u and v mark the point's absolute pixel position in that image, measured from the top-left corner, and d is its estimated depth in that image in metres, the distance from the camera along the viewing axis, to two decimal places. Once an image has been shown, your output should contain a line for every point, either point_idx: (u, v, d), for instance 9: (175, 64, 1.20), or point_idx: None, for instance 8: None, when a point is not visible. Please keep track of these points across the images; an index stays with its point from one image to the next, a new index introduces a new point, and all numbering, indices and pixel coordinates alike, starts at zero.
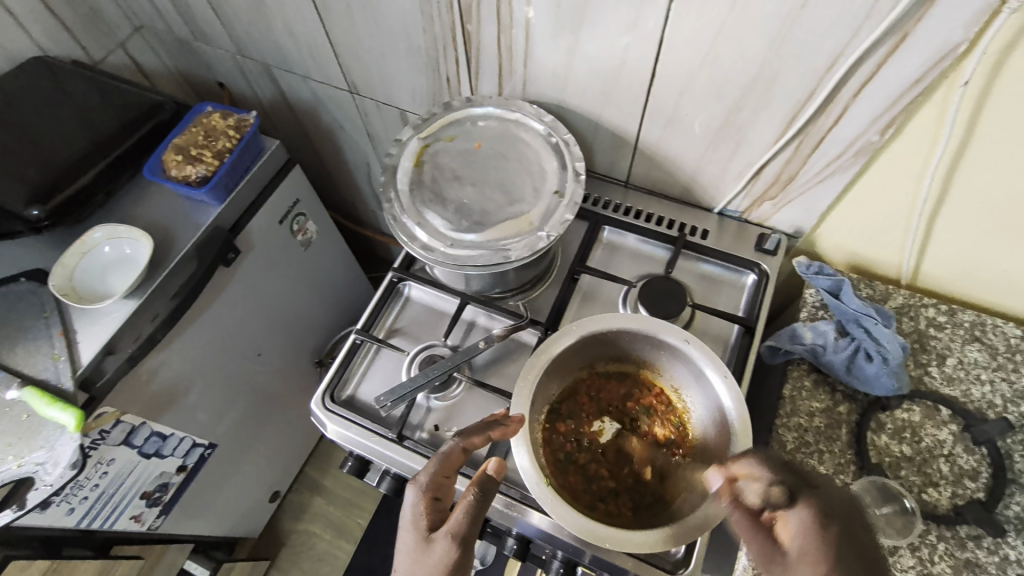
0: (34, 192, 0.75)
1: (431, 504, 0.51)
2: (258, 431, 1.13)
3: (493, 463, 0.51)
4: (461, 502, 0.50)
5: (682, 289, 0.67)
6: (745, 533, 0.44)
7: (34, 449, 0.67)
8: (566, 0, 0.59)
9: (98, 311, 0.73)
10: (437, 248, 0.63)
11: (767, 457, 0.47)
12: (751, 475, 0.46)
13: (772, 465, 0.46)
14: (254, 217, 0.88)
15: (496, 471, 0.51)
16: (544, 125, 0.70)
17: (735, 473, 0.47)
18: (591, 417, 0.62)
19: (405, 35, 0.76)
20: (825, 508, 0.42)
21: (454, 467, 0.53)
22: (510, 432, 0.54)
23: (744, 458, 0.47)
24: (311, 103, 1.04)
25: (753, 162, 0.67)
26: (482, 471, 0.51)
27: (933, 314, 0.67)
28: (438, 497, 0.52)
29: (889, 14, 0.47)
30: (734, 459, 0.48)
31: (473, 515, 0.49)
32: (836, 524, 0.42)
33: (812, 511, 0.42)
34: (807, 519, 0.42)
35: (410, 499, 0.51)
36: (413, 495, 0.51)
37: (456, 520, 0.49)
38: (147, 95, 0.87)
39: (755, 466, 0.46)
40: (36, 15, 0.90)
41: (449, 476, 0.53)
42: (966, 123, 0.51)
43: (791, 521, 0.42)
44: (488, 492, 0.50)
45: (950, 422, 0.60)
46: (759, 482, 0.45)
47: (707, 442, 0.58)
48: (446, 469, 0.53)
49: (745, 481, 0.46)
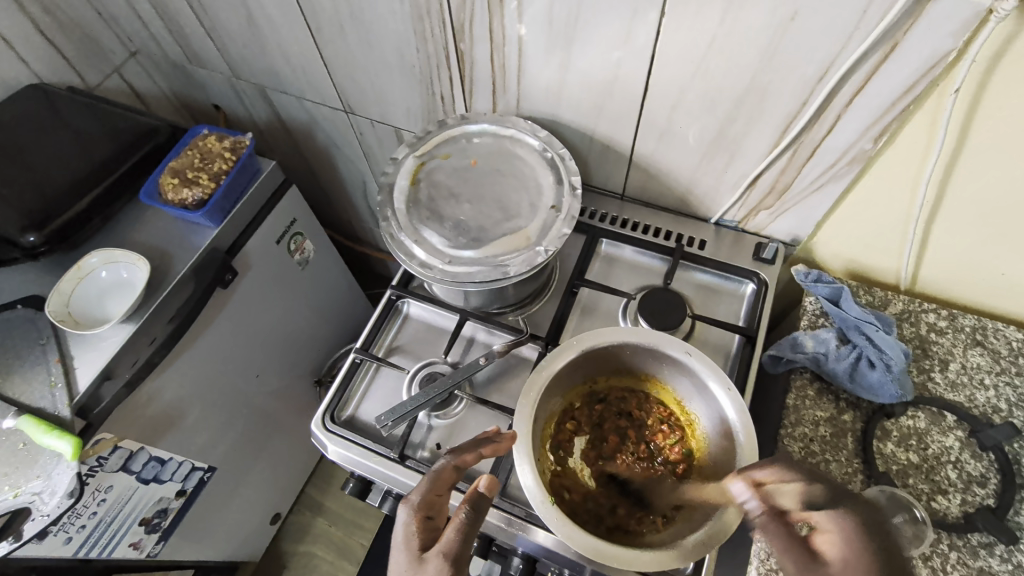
0: (31, 218, 0.75)
1: (423, 523, 0.51)
2: (257, 453, 1.12)
3: (485, 480, 0.51)
4: (454, 519, 0.49)
5: (681, 300, 0.67)
6: (778, 541, 0.43)
7: (31, 478, 0.66)
8: (558, 17, 0.60)
9: (95, 337, 0.72)
10: (435, 266, 0.62)
11: (793, 463, 0.46)
12: (781, 481, 0.45)
13: (803, 471, 0.45)
14: (251, 237, 0.88)
15: (489, 487, 0.51)
16: (540, 140, 0.70)
17: (763, 479, 0.46)
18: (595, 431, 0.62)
19: (398, 55, 0.76)
20: (861, 518, 0.42)
21: (446, 486, 0.53)
22: (502, 448, 0.54)
23: (771, 463, 0.46)
24: (305, 123, 1.05)
25: (748, 172, 0.67)
26: (474, 488, 0.51)
27: (934, 319, 0.67)
28: (431, 516, 0.51)
29: (879, 24, 0.48)
30: (761, 465, 0.47)
31: (466, 533, 0.49)
32: (874, 530, 0.42)
33: (849, 519, 0.42)
34: (846, 526, 0.42)
35: (403, 518, 0.51)
36: (405, 514, 0.50)
37: (449, 537, 0.48)
38: (143, 119, 0.87)
39: (784, 471, 0.45)
40: (32, 43, 0.91)
41: (441, 495, 0.53)
42: (958, 130, 0.52)
43: (828, 531, 0.43)
44: (481, 509, 0.50)
45: (956, 428, 0.60)
46: (790, 486, 0.45)
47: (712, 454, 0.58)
48: (438, 487, 0.52)
49: (776, 488, 0.45)
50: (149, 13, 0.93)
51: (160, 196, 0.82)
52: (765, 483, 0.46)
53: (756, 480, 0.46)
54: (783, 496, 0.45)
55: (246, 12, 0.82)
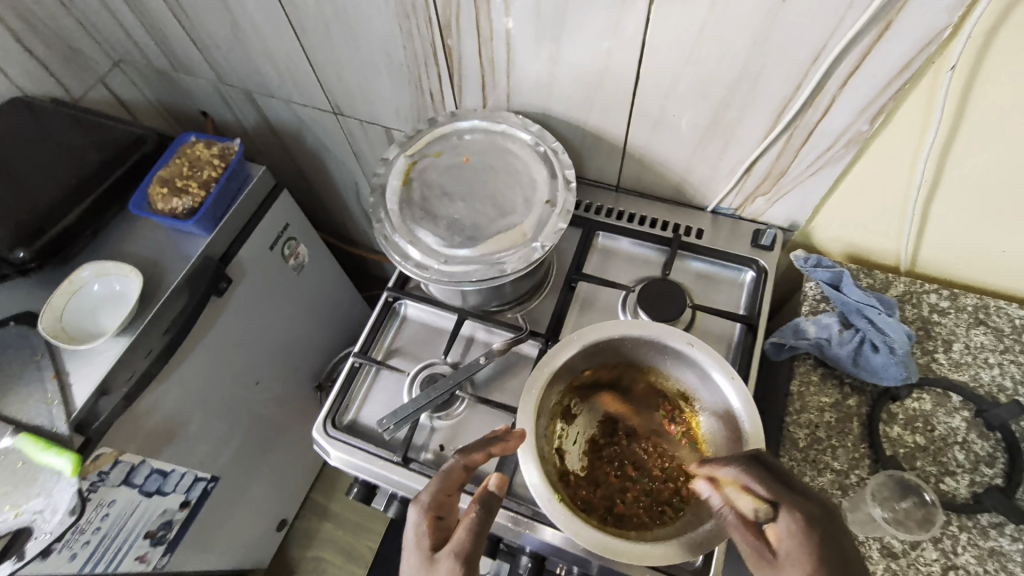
0: (19, 234, 0.74)
1: (434, 524, 0.50)
2: (260, 460, 1.11)
3: (495, 479, 0.51)
4: (464, 520, 0.49)
5: (681, 291, 0.67)
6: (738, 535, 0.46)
7: (31, 497, 0.65)
8: (545, 9, 0.59)
9: (91, 351, 0.71)
10: (431, 266, 0.62)
11: (751, 463, 0.47)
12: (740, 483, 0.47)
13: (758, 475, 0.46)
14: (244, 245, 0.87)
15: (499, 487, 0.51)
16: (532, 135, 0.70)
17: (722, 479, 0.48)
18: (594, 426, 0.61)
19: (384, 54, 0.75)
20: (810, 516, 0.44)
21: (456, 485, 0.52)
22: (510, 448, 0.53)
23: (728, 464, 0.48)
24: (294, 126, 1.04)
25: (744, 159, 0.66)
26: (484, 488, 0.50)
27: (935, 300, 0.66)
28: (441, 516, 0.51)
29: (870, 5, 0.47)
30: (721, 465, 0.48)
31: (477, 533, 0.48)
32: (823, 532, 0.43)
33: (799, 518, 0.44)
34: (794, 527, 0.44)
35: (412, 519, 0.50)
36: (415, 515, 0.50)
37: (460, 538, 0.48)
38: (129, 129, 0.86)
39: (741, 474, 0.47)
40: (12, 56, 0.90)
41: (450, 494, 0.52)
42: (956, 107, 0.51)
43: (778, 528, 0.45)
44: (491, 509, 0.49)
45: (962, 408, 0.60)
46: (747, 491, 0.46)
47: (718, 444, 0.58)
48: (448, 488, 0.52)
49: (733, 489, 0.47)
50: (130, 21, 0.92)
51: (150, 207, 0.81)
52: (722, 483, 0.48)
53: (714, 479, 0.48)
54: (738, 497, 0.47)
55: (229, 17, 0.81)
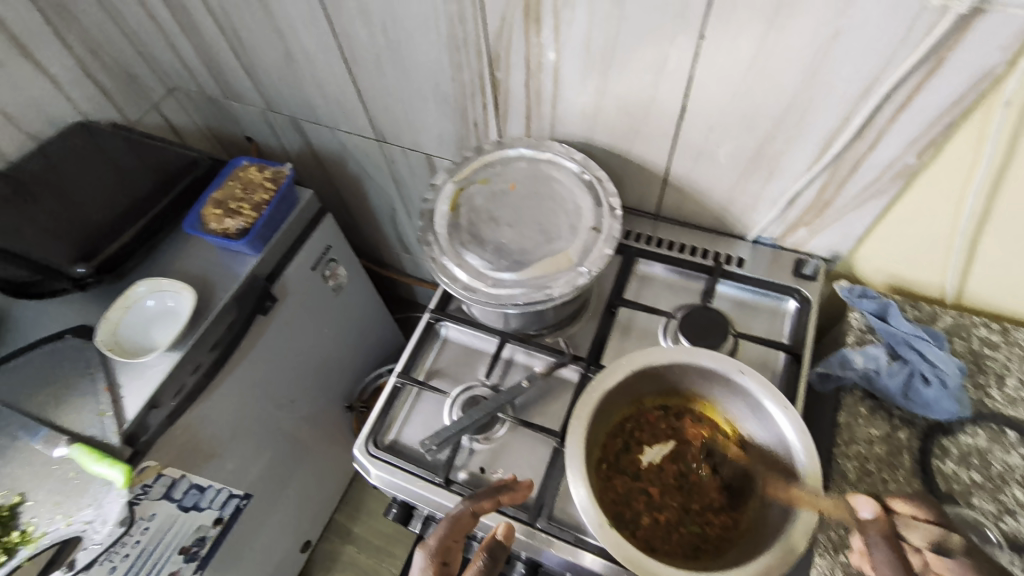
0: (80, 251, 0.77)
1: (440, 570, 0.51)
2: (289, 479, 1.12)
3: (503, 529, 0.53)
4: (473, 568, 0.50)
5: (725, 320, 0.67)
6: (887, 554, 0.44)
7: (83, 507, 0.67)
8: (596, 44, 0.61)
9: (142, 366, 0.73)
10: (478, 288, 0.63)
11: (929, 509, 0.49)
12: (917, 518, 0.48)
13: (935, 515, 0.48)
14: (290, 265, 0.90)
15: (506, 536, 0.53)
16: (576, 164, 0.71)
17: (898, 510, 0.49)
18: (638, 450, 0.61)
19: (433, 85, 0.78)
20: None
21: (463, 531, 0.54)
22: (518, 497, 0.57)
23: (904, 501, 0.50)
24: (337, 152, 1.07)
25: (787, 190, 0.67)
26: (493, 537, 0.53)
27: (985, 333, 0.65)
28: (446, 562, 0.52)
29: (922, 42, 0.48)
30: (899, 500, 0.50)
31: None
32: None
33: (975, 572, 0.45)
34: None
35: (420, 562, 0.52)
36: (422, 560, 0.51)
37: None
38: (184, 152, 0.90)
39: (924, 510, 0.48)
40: (78, 83, 0.95)
41: (458, 540, 0.53)
42: (1009, 140, 0.52)
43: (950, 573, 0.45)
44: (497, 558, 0.51)
45: (1019, 445, 0.58)
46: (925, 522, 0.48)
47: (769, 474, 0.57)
48: (455, 533, 0.54)
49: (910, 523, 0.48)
50: (188, 52, 0.97)
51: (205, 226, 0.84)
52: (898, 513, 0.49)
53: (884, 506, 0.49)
54: (914, 528, 0.48)
55: (284, 48, 0.85)
